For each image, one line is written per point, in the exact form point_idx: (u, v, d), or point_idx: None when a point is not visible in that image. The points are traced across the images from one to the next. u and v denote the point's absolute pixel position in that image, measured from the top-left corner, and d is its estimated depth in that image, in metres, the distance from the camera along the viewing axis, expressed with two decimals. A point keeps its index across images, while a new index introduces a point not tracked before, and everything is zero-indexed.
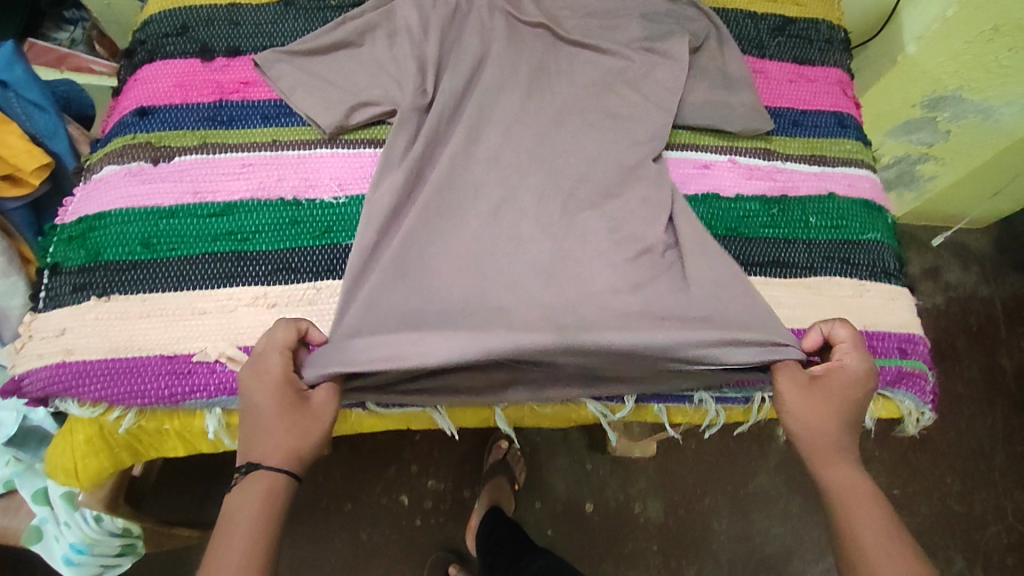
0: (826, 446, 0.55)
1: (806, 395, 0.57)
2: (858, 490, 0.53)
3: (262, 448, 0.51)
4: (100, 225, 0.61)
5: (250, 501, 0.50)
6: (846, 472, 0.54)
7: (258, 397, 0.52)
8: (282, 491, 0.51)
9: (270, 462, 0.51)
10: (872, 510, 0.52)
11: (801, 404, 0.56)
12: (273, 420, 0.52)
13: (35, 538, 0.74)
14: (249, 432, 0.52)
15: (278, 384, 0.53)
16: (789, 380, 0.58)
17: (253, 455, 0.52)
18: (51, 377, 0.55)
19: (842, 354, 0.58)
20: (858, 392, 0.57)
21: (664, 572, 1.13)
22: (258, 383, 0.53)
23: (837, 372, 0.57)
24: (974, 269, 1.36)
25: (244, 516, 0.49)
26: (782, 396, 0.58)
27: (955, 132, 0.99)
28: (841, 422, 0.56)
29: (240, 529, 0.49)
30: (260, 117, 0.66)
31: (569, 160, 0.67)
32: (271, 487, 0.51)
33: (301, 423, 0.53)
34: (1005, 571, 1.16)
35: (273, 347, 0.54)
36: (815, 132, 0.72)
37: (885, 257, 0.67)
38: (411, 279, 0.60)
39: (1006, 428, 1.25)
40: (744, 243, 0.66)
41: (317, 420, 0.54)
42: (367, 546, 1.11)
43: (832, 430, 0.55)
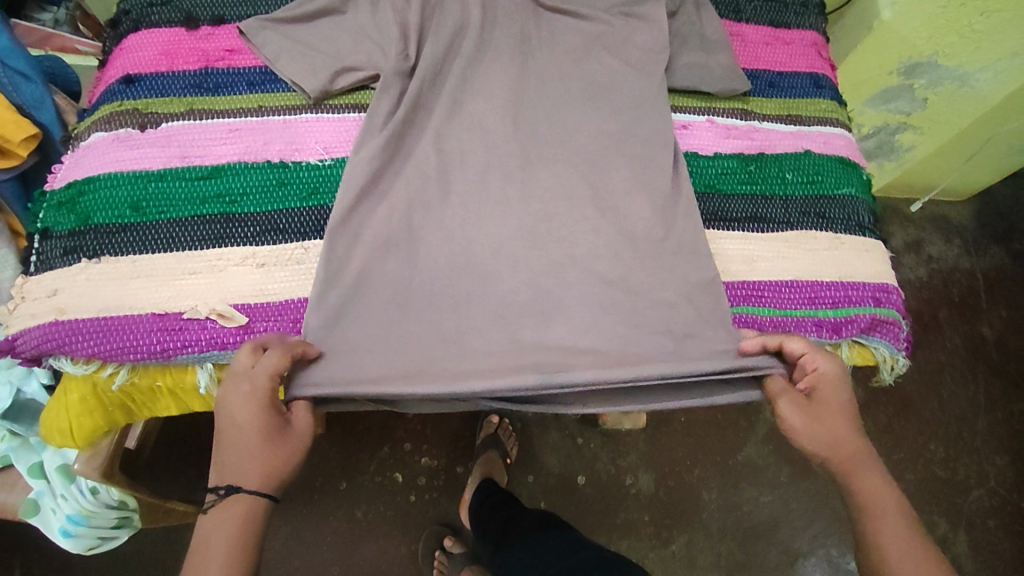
0: (851, 458, 0.56)
1: (808, 418, 0.57)
2: (884, 497, 0.55)
3: (242, 469, 0.51)
4: (89, 189, 0.61)
5: (228, 522, 0.49)
6: (872, 479, 0.56)
7: (245, 416, 0.52)
8: (259, 512, 0.51)
9: (249, 485, 0.50)
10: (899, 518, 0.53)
11: (808, 427, 0.57)
12: (257, 441, 0.52)
13: (33, 510, 0.74)
14: (229, 449, 0.51)
15: (266, 403, 0.52)
16: (788, 406, 0.58)
17: (231, 475, 0.51)
18: (45, 335, 0.56)
19: (813, 361, 0.59)
20: (846, 390, 0.59)
21: (655, 541, 1.15)
22: (246, 404, 0.52)
23: (821, 383, 0.59)
24: (955, 241, 1.38)
25: (218, 538, 0.49)
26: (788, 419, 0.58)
27: (931, 100, 1.01)
28: (851, 428, 0.57)
29: (215, 552, 0.48)
30: (245, 83, 0.67)
31: (551, 125, 0.68)
32: (249, 508, 0.50)
33: (286, 446, 0.53)
34: (987, 533, 1.19)
35: (262, 368, 0.53)
36: (791, 93, 0.74)
37: (859, 211, 0.69)
38: (392, 269, 0.62)
39: (988, 395, 1.28)
40: (723, 200, 0.68)
41: (296, 444, 0.54)
42: (363, 523, 1.12)
43: (848, 439, 0.57)
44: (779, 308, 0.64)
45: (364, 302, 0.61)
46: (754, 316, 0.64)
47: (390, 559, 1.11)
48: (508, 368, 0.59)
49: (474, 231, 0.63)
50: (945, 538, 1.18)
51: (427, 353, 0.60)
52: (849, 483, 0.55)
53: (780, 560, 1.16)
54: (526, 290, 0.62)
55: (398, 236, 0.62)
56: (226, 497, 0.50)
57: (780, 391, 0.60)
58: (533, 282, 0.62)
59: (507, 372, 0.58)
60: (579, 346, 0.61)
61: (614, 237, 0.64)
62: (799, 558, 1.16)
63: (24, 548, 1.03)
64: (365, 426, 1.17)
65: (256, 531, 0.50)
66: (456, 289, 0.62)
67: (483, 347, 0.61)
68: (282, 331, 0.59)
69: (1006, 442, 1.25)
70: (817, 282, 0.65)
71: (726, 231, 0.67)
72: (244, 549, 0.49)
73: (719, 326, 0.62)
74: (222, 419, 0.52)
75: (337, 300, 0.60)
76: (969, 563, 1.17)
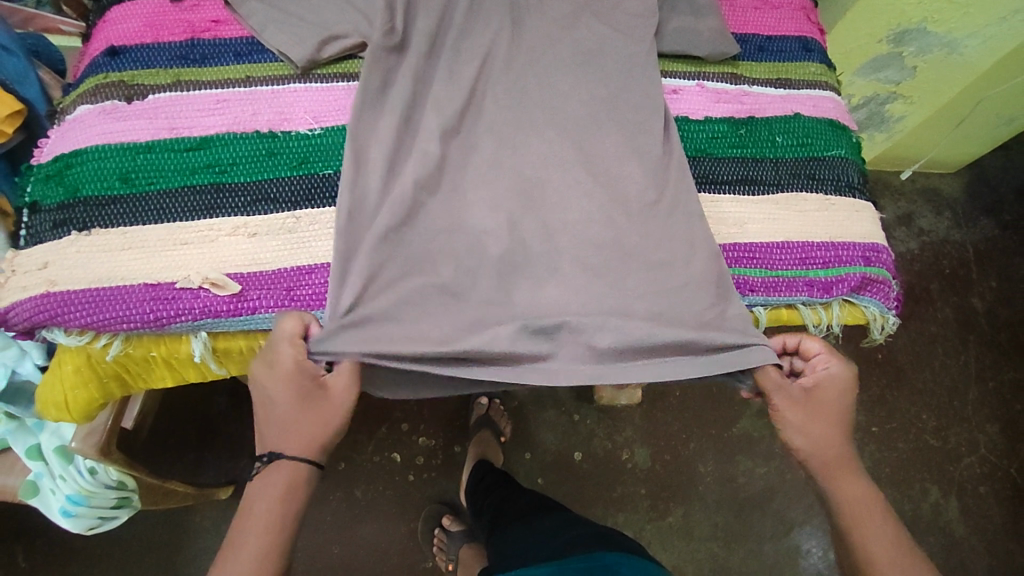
0: (836, 460, 0.60)
1: (803, 413, 0.60)
2: (864, 499, 0.59)
3: (284, 436, 0.55)
4: (77, 162, 0.61)
5: (271, 491, 0.53)
6: (852, 479, 0.60)
7: (275, 386, 0.55)
8: (303, 478, 0.55)
9: (289, 451, 0.54)
10: (879, 519, 0.58)
11: (802, 421, 0.60)
12: (292, 410, 0.55)
13: (31, 492, 0.74)
14: (270, 420, 0.55)
15: (292, 373, 0.55)
16: (784, 400, 0.60)
17: (273, 442, 0.55)
18: (37, 307, 0.56)
19: (824, 363, 0.61)
20: (847, 394, 0.61)
21: (653, 514, 1.17)
22: (277, 376, 0.55)
23: (825, 383, 0.61)
24: (946, 215, 1.38)
25: (265, 503, 0.53)
26: (783, 415, 0.60)
27: (921, 68, 1.01)
28: (841, 432, 0.61)
29: (260, 514, 0.53)
30: (232, 54, 0.66)
31: (541, 91, 0.68)
32: (292, 476, 0.54)
33: (318, 412, 0.56)
34: (978, 499, 1.21)
35: (280, 339, 0.55)
36: (780, 57, 0.74)
37: (849, 172, 0.70)
38: (403, 243, 0.61)
39: (979, 365, 1.29)
40: (713, 163, 0.68)
41: (332, 410, 0.56)
42: (363, 503, 1.12)
43: (836, 442, 0.60)
44: (771, 268, 0.65)
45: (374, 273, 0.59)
46: (746, 277, 0.64)
47: (390, 537, 1.12)
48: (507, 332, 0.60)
49: (471, 199, 0.63)
50: (936, 505, 1.20)
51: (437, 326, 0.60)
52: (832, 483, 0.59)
53: (776, 530, 1.17)
54: (522, 259, 0.62)
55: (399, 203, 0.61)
56: (269, 463, 0.55)
57: (776, 385, 0.60)
58: (527, 250, 0.63)
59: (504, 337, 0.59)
60: (574, 312, 0.61)
61: (606, 203, 0.64)
62: (794, 528, 1.18)
63: (25, 535, 1.03)
64: (362, 407, 1.17)
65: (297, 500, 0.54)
66: (461, 257, 0.62)
67: (484, 311, 0.61)
68: (275, 299, 0.58)
69: (997, 411, 1.27)
70: (808, 242, 0.66)
71: (717, 195, 0.67)
72: (287, 517, 0.54)
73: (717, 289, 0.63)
74: (258, 392, 0.56)
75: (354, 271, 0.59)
76: (961, 529, 1.19)
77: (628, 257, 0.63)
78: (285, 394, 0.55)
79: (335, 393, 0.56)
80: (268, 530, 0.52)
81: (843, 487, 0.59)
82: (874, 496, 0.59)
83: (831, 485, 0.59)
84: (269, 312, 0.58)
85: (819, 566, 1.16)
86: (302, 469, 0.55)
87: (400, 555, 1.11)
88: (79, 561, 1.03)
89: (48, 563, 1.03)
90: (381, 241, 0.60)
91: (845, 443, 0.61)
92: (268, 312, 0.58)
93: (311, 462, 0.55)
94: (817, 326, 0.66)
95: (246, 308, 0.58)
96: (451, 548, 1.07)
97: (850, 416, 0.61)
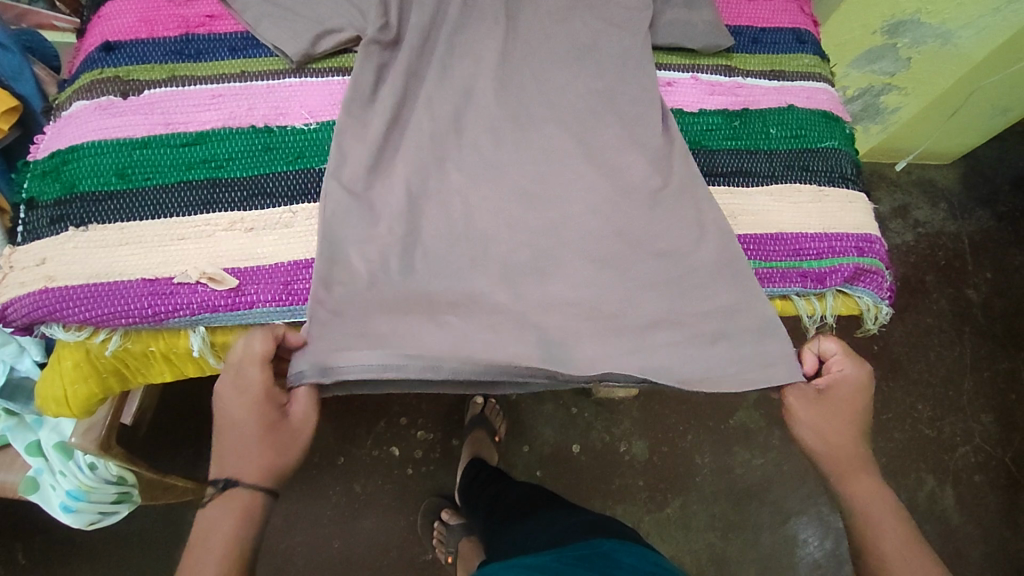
0: (848, 457, 0.61)
1: (816, 412, 0.61)
2: (873, 494, 0.60)
3: (242, 460, 0.55)
4: (73, 158, 0.61)
5: (228, 512, 0.54)
6: (862, 474, 0.61)
7: (240, 410, 0.55)
8: (260, 501, 0.56)
9: (247, 480, 0.55)
10: (888, 514, 0.60)
11: (820, 425, 0.61)
12: (251, 436, 0.55)
13: (32, 488, 0.74)
14: (229, 443, 0.56)
15: (257, 400, 0.55)
16: (801, 402, 0.62)
17: (230, 469, 0.55)
18: (36, 303, 0.56)
19: (837, 364, 0.61)
20: (861, 394, 0.61)
21: (650, 506, 1.18)
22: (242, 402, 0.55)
23: (838, 383, 0.61)
24: (942, 206, 1.39)
25: (220, 526, 0.54)
26: (803, 418, 0.62)
27: (915, 59, 1.01)
28: (853, 429, 0.62)
29: (216, 539, 0.53)
30: (227, 49, 0.66)
31: (536, 86, 0.68)
32: (249, 499, 0.55)
33: (280, 438, 0.57)
34: (973, 488, 1.22)
35: (249, 362, 0.55)
36: (774, 49, 0.74)
37: (843, 163, 0.70)
38: (391, 259, 0.61)
39: (974, 356, 1.30)
40: (708, 155, 0.68)
41: (294, 435, 0.58)
42: (362, 497, 1.13)
43: (848, 440, 0.61)
44: (765, 259, 0.65)
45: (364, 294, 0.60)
46: None
47: (389, 531, 1.12)
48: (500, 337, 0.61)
49: (466, 197, 0.64)
50: (931, 494, 1.21)
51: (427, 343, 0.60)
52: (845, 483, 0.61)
53: (773, 521, 1.18)
54: (520, 254, 0.63)
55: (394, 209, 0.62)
56: (225, 490, 0.55)
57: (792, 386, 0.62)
58: (524, 244, 0.63)
59: (501, 343, 0.60)
60: (569, 306, 0.62)
61: (603, 197, 0.65)
62: (791, 518, 1.19)
63: (26, 532, 1.04)
64: (361, 402, 1.17)
65: (253, 526, 0.55)
66: (456, 256, 0.62)
67: (481, 306, 0.61)
68: (273, 294, 0.59)
69: (991, 400, 1.27)
70: (802, 233, 0.66)
71: (712, 186, 0.67)
72: (241, 542, 0.54)
73: (717, 273, 0.63)
74: (219, 413, 0.56)
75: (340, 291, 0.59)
76: (956, 517, 1.20)
77: (623, 250, 0.64)
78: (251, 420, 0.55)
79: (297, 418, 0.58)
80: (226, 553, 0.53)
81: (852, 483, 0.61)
82: (884, 492, 0.61)
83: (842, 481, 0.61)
84: (267, 306, 0.59)
85: (816, 555, 1.17)
86: (261, 491, 0.56)
87: (400, 548, 1.12)
88: (80, 557, 1.04)
89: (49, 559, 1.03)
90: (364, 263, 0.60)
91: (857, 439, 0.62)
92: (266, 306, 0.59)
93: (265, 490, 0.56)
94: (811, 316, 0.67)
95: (244, 303, 0.58)
96: (449, 540, 1.06)
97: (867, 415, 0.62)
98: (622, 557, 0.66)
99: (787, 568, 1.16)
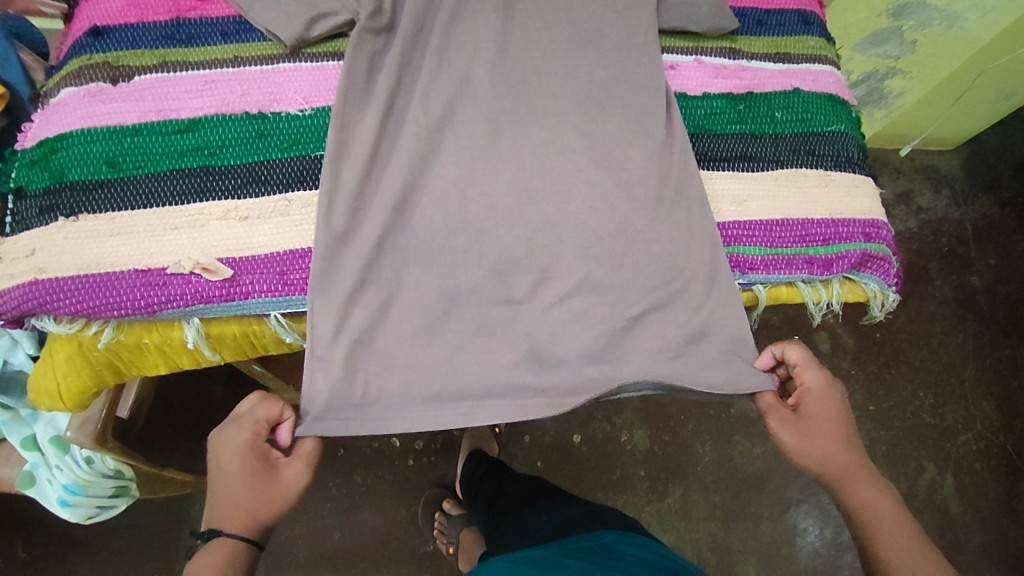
0: (846, 469, 0.59)
1: (797, 434, 0.61)
2: (880, 501, 0.57)
3: (229, 514, 0.54)
4: (61, 146, 0.60)
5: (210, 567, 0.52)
6: (863, 482, 0.59)
7: (229, 461, 0.55)
8: (241, 558, 0.54)
9: (230, 528, 0.54)
10: (899, 521, 0.56)
11: (801, 441, 0.60)
12: (240, 487, 0.55)
13: (28, 482, 0.74)
14: (215, 495, 0.55)
15: (246, 453, 0.56)
16: (779, 422, 0.61)
17: (215, 519, 0.54)
18: (26, 295, 0.55)
19: (801, 375, 0.63)
20: (833, 404, 0.62)
21: (651, 496, 1.17)
22: (231, 456, 0.56)
23: (807, 398, 0.62)
24: (945, 192, 1.38)
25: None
26: (782, 439, 0.61)
27: (920, 42, 0.99)
28: (842, 443, 0.60)
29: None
30: (219, 34, 0.65)
31: (536, 72, 0.66)
32: (231, 556, 0.53)
33: (269, 490, 0.56)
34: (974, 476, 1.22)
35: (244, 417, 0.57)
36: (779, 31, 0.72)
37: (849, 147, 0.69)
38: (384, 276, 0.60)
39: (976, 344, 1.29)
40: (712, 140, 0.67)
41: (282, 490, 0.56)
42: (363, 489, 1.12)
43: (842, 452, 0.60)
44: (770, 246, 0.64)
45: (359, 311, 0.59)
46: (745, 255, 0.64)
47: (389, 522, 1.12)
48: (493, 345, 0.61)
49: (466, 192, 0.62)
50: (932, 482, 1.21)
51: (415, 368, 0.60)
52: (845, 492, 0.59)
53: (773, 510, 1.18)
54: (521, 247, 0.61)
55: (392, 217, 0.61)
56: (209, 540, 0.54)
57: (768, 407, 0.62)
58: (525, 237, 0.62)
59: (494, 351, 0.60)
60: (568, 300, 0.62)
61: (606, 187, 0.63)
62: (791, 507, 1.18)
63: (23, 526, 1.03)
64: None
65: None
66: (454, 252, 0.61)
67: (479, 300, 0.61)
68: (269, 283, 0.58)
69: (993, 388, 1.27)
70: (808, 219, 0.65)
71: (716, 171, 0.66)
72: None
73: (715, 269, 0.63)
74: (209, 468, 0.56)
75: (330, 316, 0.58)
76: (956, 505, 1.20)
77: (624, 240, 0.63)
78: (238, 470, 0.55)
79: (288, 474, 0.57)
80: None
81: (856, 495, 0.58)
82: (891, 499, 0.58)
83: (846, 494, 0.59)
84: (263, 297, 0.58)
85: (816, 544, 1.17)
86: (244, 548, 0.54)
87: (400, 540, 1.11)
88: (78, 551, 1.03)
89: (47, 553, 1.03)
90: (356, 283, 0.59)
91: (852, 452, 0.61)
92: (262, 296, 0.58)
93: (247, 539, 0.54)
94: (818, 304, 0.66)
95: (239, 293, 0.57)
96: (450, 531, 1.06)
97: (847, 424, 0.62)
98: (625, 548, 0.65)
99: (787, 557, 1.16)
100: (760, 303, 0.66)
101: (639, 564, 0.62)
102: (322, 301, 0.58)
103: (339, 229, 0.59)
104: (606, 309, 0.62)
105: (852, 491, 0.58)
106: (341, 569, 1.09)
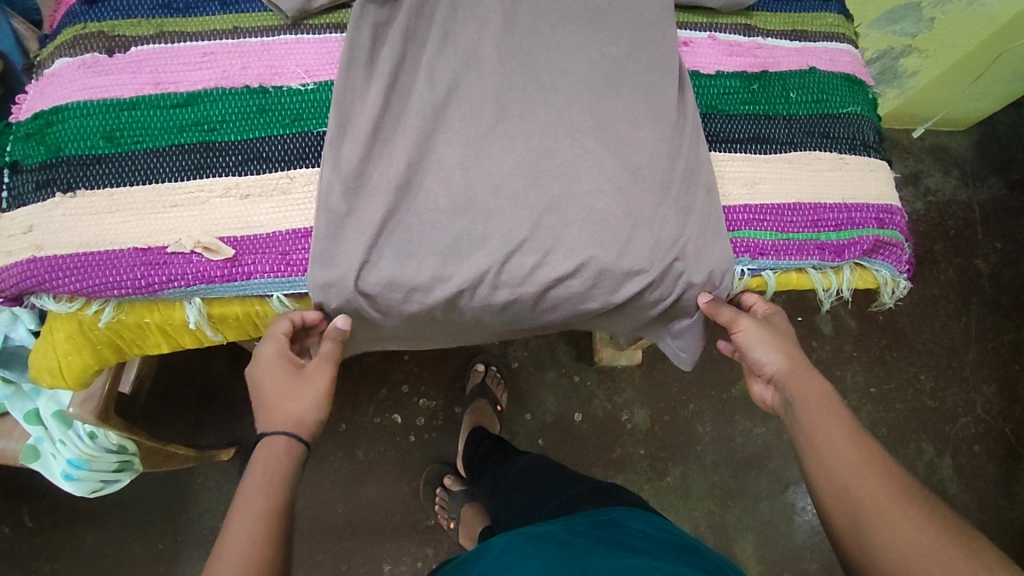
0: (798, 369, 0.56)
1: (765, 330, 0.59)
2: (827, 408, 0.53)
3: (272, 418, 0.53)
4: (57, 119, 0.58)
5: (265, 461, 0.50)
6: (838, 440, 0.51)
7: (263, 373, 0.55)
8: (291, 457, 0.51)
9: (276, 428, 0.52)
10: (842, 425, 0.52)
11: (765, 338, 0.58)
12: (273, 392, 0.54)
13: (32, 456, 0.73)
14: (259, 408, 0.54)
15: (278, 358, 0.55)
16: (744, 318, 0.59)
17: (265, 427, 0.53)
18: (25, 272, 0.55)
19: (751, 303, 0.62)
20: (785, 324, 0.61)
21: (651, 473, 1.18)
22: (269, 368, 0.55)
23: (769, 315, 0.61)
24: (954, 174, 1.35)
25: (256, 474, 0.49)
26: (745, 332, 0.58)
27: (939, 20, 0.97)
28: (795, 351, 0.58)
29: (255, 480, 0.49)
30: (218, 3, 0.62)
31: (544, 51, 0.64)
32: (281, 449, 0.51)
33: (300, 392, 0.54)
34: (972, 458, 1.22)
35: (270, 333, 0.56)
36: (795, 7, 0.70)
37: (865, 129, 0.68)
38: (388, 256, 0.59)
39: (980, 327, 1.28)
40: (724, 120, 0.66)
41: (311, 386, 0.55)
42: (365, 463, 1.13)
43: (795, 355, 0.57)
44: (781, 232, 0.63)
45: (360, 293, 0.58)
46: (756, 239, 0.63)
47: (390, 496, 1.13)
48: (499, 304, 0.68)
49: (472, 173, 0.60)
50: (931, 463, 1.21)
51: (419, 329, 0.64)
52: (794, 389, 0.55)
53: (772, 490, 1.19)
54: (526, 227, 0.60)
55: (396, 197, 0.59)
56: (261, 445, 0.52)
57: (736, 315, 0.59)
58: (533, 217, 0.60)
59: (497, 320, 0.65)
60: (574, 285, 0.61)
61: (616, 170, 0.61)
62: (790, 486, 1.19)
63: (31, 497, 1.04)
64: (359, 370, 1.15)
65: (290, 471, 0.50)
66: (458, 233, 0.59)
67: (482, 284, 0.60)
68: (270, 264, 0.57)
69: (994, 370, 1.27)
70: (820, 204, 0.65)
71: (729, 153, 0.65)
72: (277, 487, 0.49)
73: (727, 254, 0.62)
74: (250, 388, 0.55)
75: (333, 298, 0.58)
76: (953, 487, 1.21)
77: (632, 223, 0.61)
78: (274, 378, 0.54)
79: (312, 374, 0.55)
80: (254, 510, 0.47)
81: (804, 397, 0.54)
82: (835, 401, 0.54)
83: (795, 396, 0.55)
84: (265, 277, 0.57)
85: (813, 522, 1.18)
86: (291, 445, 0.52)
87: (402, 514, 1.12)
88: (83, 522, 1.04)
89: (54, 523, 1.04)
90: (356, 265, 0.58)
91: (803, 361, 0.57)
92: (263, 277, 0.57)
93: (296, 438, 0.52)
94: (827, 291, 0.66)
95: (241, 273, 0.57)
96: (453, 506, 1.05)
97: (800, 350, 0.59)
98: (631, 523, 0.65)
99: (785, 536, 1.17)
100: (768, 290, 0.66)
101: (647, 540, 0.62)
102: (321, 281, 0.57)
103: (340, 207, 0.58)
104: (607, 291, 0.62)
105: (797, 386, 0.55)
106: (345, 539, 1.10)
